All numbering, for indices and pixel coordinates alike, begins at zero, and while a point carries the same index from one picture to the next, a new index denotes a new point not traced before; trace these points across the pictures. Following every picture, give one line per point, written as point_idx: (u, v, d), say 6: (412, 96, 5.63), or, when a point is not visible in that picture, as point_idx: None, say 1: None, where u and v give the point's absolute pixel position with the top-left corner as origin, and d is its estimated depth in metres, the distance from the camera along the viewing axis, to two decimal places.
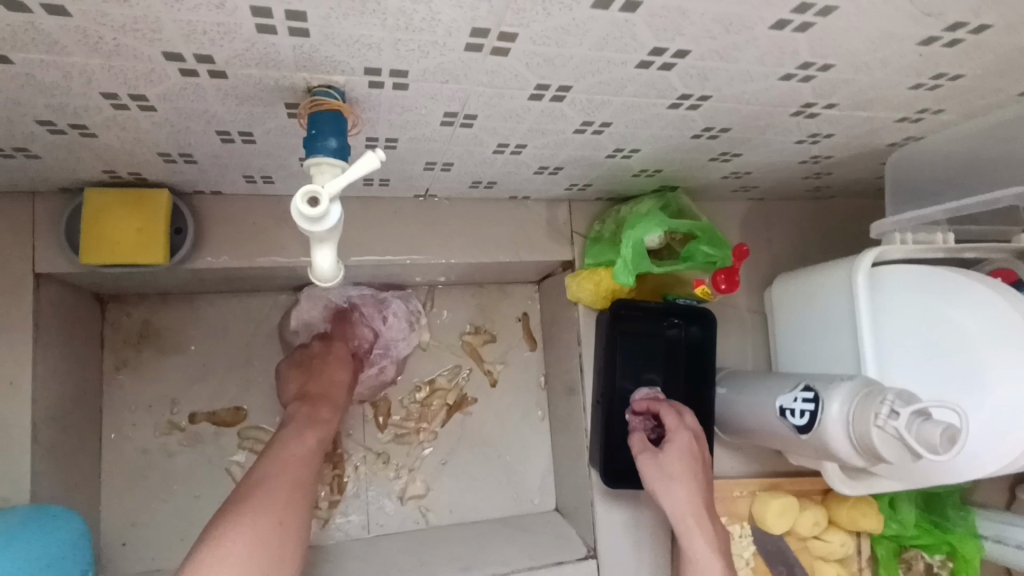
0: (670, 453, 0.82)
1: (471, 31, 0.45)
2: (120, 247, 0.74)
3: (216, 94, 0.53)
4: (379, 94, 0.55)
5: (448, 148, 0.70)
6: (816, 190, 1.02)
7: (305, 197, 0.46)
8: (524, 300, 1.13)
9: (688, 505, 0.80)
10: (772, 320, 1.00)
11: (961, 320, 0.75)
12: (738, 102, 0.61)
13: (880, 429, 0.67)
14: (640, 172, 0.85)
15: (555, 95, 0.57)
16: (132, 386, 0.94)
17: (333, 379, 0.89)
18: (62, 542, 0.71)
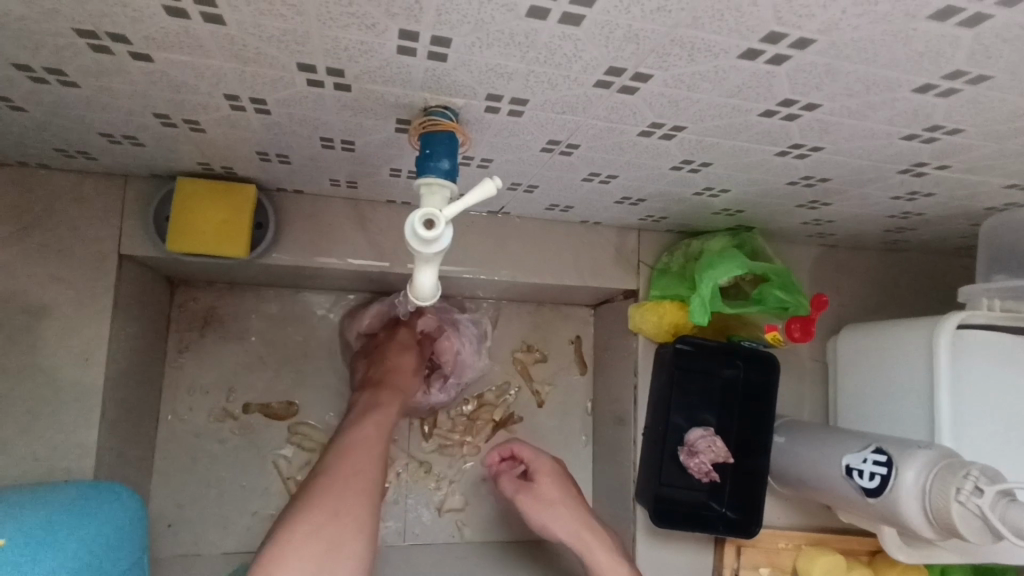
0: (542, 487, 0.90)
1: (607, 69, 0.44)
2: (205, 238, 0.75)
3: (334, 104, 0.53)
4: (492, 119, 0.55)
5: (539, 172, 0.70)
6: (893, 243, 0.99)
7: (421, 219, 0.46)
8: (579, 323, 1.12)
9: (586, 532, 0.86)
10: (835, 372, 0.97)
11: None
12: (849, 156, 0.60)
13: (960, 505, 0.64)
14: (722, 211, 0.84)
15: (666, 134, 0.56)
16: (191, 370, 0.95)
17: (397, 374, 0.89)
18: (122, 525, 0.68)
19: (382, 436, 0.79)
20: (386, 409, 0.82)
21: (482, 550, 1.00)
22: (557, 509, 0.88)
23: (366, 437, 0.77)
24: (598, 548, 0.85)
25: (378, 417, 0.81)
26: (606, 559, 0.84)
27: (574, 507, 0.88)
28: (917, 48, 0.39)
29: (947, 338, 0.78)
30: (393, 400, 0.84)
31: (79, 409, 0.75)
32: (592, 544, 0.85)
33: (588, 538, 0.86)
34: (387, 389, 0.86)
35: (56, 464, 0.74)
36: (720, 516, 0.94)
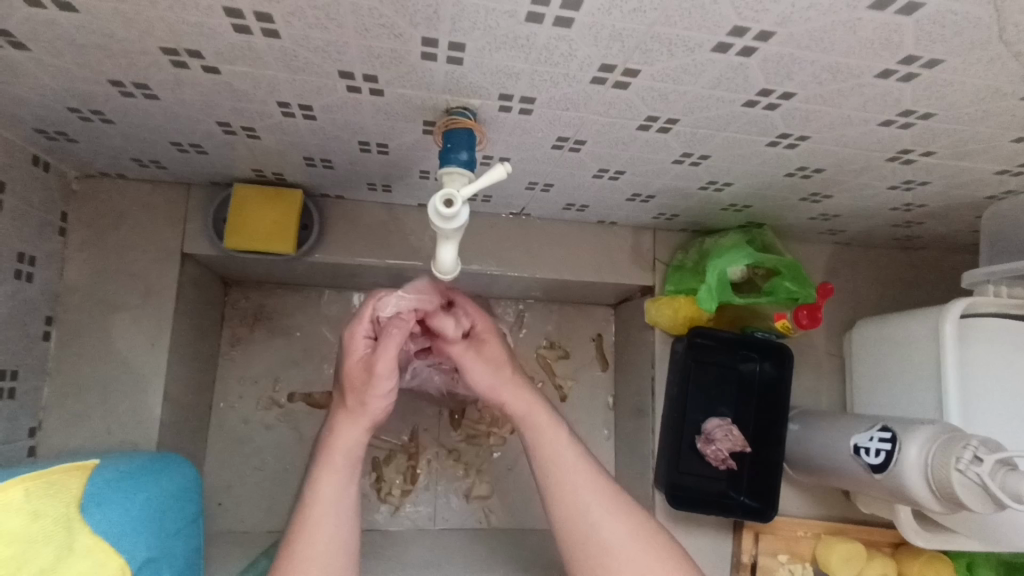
0: (487, 349, 0.77)
1: (600, 66, 0.51)
2: (258, 236, 0.84)
3: (370, 109, 0.62)
4: (505, 117, 0.62)
5: (553, 170, 0.77)
6: (905, 239, 1.02)
7: (442, 199, 0.53)
8: (600, 321, 1.18)
9: (533, 408, 0.77)
10: (850, 363, 1.00)
11: None
12: (835, 144, 0.65)
13: (960, 473, 0.67)
14: (729, 206, 0.89)
15: (662, 127, 0.63)
16: (241, 362, 1.04)
17: (340, 427, 0.73)
18: (184, 489, 0.76)
19: (336, 505, 0.72)
20: (330, 479, 0.73)
21: (506, 535, 1.05)
22: (501, 385, 0.77)
23: (314, 513, 0.71)
24: (540, 414, 0.77)
25: (326, 487, 0.72)
26: (547, 430, 0.76)
27: (514, 374, 0.78)
28: (868, 36, 0.45)
29: (952, 324, 0.81)
30: (338, 453, 0.73)
31: (145, 388, 0.84)
32: (535, 417, 0.77)
33: (534, 407, 0.77)
34: (329, 450, 0.73)
35: (125, 437, 0.83)
36: (737, 503, 0.97)
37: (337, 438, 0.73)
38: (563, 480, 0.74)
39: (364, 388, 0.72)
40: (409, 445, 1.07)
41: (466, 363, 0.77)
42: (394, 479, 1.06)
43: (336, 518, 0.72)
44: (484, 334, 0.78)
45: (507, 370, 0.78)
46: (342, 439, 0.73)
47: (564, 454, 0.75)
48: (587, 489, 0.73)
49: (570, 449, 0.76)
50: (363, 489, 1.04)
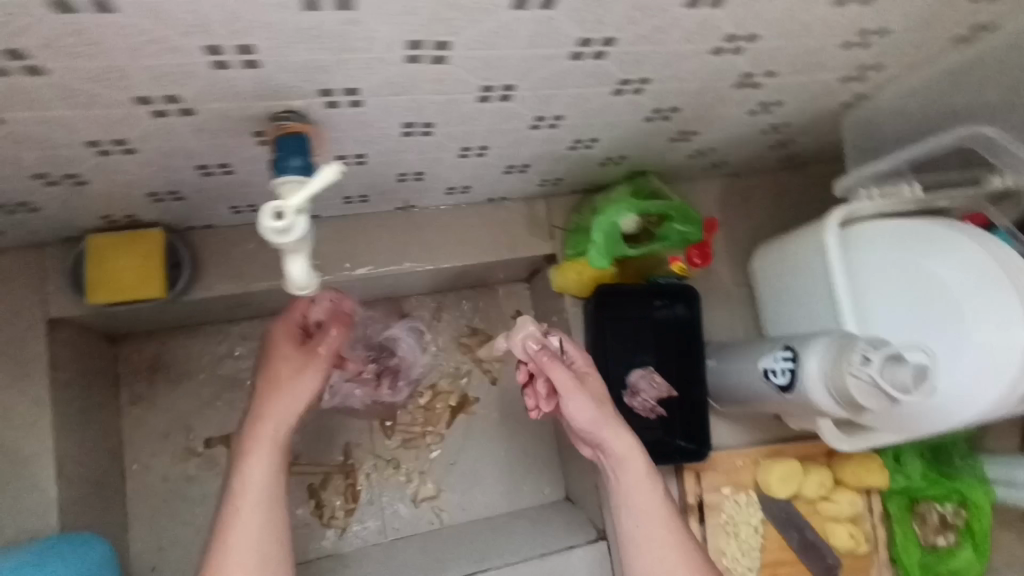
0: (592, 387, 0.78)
1: (407, 44, 0.49)
2: (122, 285, 0.78)
3: (189, 130, 0.58)
4: (338, 114, 0.59)
5: (416, 158, 0.74)
6: (786, 160, 1.04)
7: (271, 213, 0.50)
8: (518, 298, 1.16)
9: (629, 454, 0.76)
10: (757, 289, 1.02)
11: (935, 270, 0.79)
12: (678, 82, 0.65)
13: (855, 377, 0.69)
14: (606, 160, 0.88)
15: (502, 96, 0.61)
16: (148, 418, 0.98)
17: (265, 403, 0.72)
18: (80, 568, 0.70)
19: (269, 492, 0.70)
20: (260, 466, 0.70)
21: (461, 530, 1.04)
22: (604, 421, 0.76)
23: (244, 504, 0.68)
24: (640, 462, 0.76)
25: (256, 465, 0.70)
26: (642, 479, 0.76)
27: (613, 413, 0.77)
28: None
29: (833, 234, 0.84)
30: (264, 435, 0.71)
31: (33, 471, 0.78)
32: (626, 467, 0.76)
33: (634, 453, 0.76)
34: (256, 429, 0.71)
35: (22, 528, 0.77)
36: (674, 448, 0.98)
37: (263, 426, 0.71)
38: (644, 531, 0.74)
39: (295, 368, 0.74)
40: (344, 464, 1.04)
41: (575, 400, 0.75)
42: (335, 500, 1.03)
43: (270, 512, 0.69)
44: (584, 373, 0.80)
45: (607, 409, 0.77)
46: (270, 427, 0.71)
47: (653, 505, 0.75)
48: (664, 539, 0.74)
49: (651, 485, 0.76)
50: (304, 519, 1.01)
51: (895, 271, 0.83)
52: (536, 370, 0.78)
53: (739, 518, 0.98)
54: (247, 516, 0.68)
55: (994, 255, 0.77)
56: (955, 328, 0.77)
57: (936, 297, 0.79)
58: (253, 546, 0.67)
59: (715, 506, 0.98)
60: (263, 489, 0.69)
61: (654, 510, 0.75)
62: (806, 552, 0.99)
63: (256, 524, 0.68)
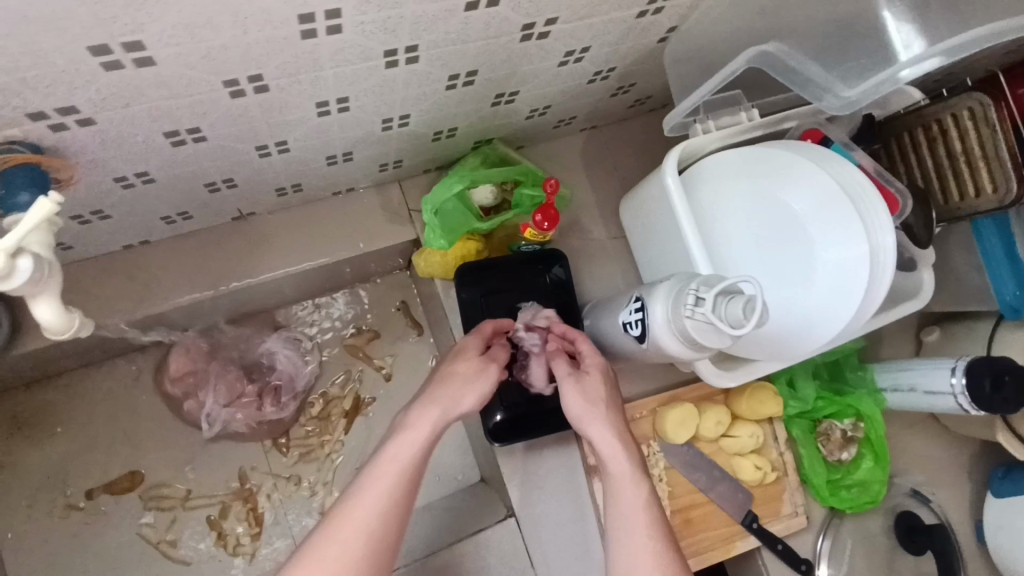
0: (590, 380, 0.79)
1: (88, 50, 0.44)
2: None
3: None
4: (72, 136, 0.54)
5: (213, 165, 0.70)
6: (639, 104, 1.02)
7: None
8: (400, 288, 1.13)
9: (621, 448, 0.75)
10: (629, 239, 1.01)
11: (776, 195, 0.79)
12: (454, 44, 0.61)
13: (692, 319, 0.67)
14: (437, 135, 0.84)
15: (256, 88, 0.56)
16: (18, 480, 0.93)
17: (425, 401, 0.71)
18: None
19: (388, 502, 0.65)
20: (406, 452, 0.68)
21: None
22: (591, 419, 0.76)
23: (369, 502, 0.64)
24: (625, 460, 0.75)
25: (394, 466, 0.67)
26: (627, 481, 0.74)
27: (609, 411, 0.78)
28: None
29: (673, 176, 0.81)
30: (424, 423, 0.69)
31: None
32: (615, 466, 0.75)
33: (620, 452, 0.75)
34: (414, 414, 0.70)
35: None
36: None
37: (427, 410, 0.71)
38: (620, 533, 0.72)
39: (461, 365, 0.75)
40: (241, 489, 1.00)
41: (564, 388, 0.78)
42: (236, 528, 0.99)
43: (386, 511, 0.64)
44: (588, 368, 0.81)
45: (604, 406, 0.77)
46: (433, 414, 0.70)
47: (635, 509, 0.73)
48: (642, 543, 0.71)
49: (639, 479, 0.74)
50: (207, 553, 0.97)
51: (742, 204, 0.82)
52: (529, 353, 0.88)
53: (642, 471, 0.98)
54: (371, 494, 0.65)
55: (828, 170, 0.77)
56: (802, 248, 0.78)
57: (781, 222, 0.79)
58: None
59: None
60: (394, 487, 0.66)
61: (639, 515, 0.73)
62: (715, 491, 0.99)
63: (377, 524, 0.63)
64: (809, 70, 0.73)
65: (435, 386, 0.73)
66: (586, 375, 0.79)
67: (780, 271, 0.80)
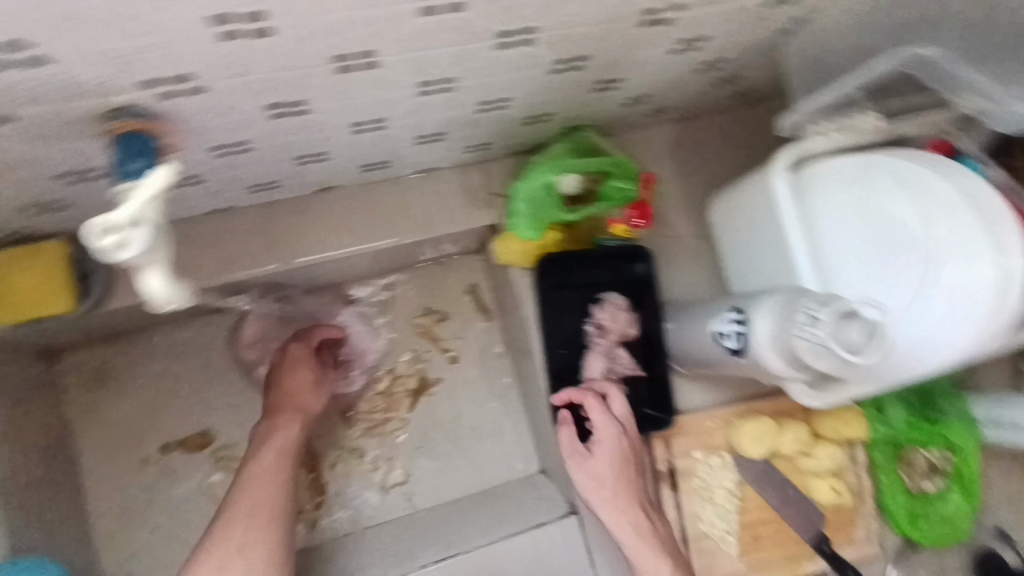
0: (598, 459, 0.87)
1: (209, 19, 0.42)
2: (25, 303, 0.74)
3: (21, 139, 0.52)
4: (183, 104, 0.53)
5: (307, 139, 0.68)
6: (741, 95, 0.95)
7: (101, 229, 0.46)
8: (471, 270, 1.11)
9: (626, 520, 0.84)
10: (716, 241, 0.95)
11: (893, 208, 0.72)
12: (570, 27, 0.57)
13: (804, 340, 0.64)
14: (530, 119, 0.81)
15: (365, 65, 0.54)
16: (99, 429, 0.97)
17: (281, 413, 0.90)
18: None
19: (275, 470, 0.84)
20: (271, 445, 0.87)
21: (432, 512, 1.02)
22: (604, 502, 0.85)
23: (257, 473, 0.83)
24: (641, 540, 0.83)
25: (263, 451, 0.86)
26: (646, 555, 0.82)
27: (621, 485, 0.86)
28: None
29: (782, 177, 0.77)
30: (289, 424, 0.89)
31: None
32: (635, 543, 0.83)
33: (631, 531, 0.83)
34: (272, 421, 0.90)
35: None
36: (641, 416, 0.94)
37: (287, 422, 0.89)
38: None
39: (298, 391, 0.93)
40: (307, 458, 1.02)
41: (576, 474, 0.87)
42: (301, 495, 1.02)
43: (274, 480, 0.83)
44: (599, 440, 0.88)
45: (617, 483, 0.86)
46: (290, 427, 0.89)
47: None
48: None
49: (651, 548, 0.83)
50: None
51: (858, 214, 0.75)
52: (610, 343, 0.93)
53: (712, 483, 0.94)
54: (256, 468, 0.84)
55: (957, 184, 0.69)
56: (916, 269, 0.71)
57: (896, 238, 0.72)
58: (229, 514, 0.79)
59: (686, 471, 0.94)
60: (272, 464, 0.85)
61: None
62: (786, 510, 0.95)
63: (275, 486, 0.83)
64: (972, 78, 0.68)
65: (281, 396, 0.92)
66: (592, 454, 0.87)
67: (896, 295, 0.72)
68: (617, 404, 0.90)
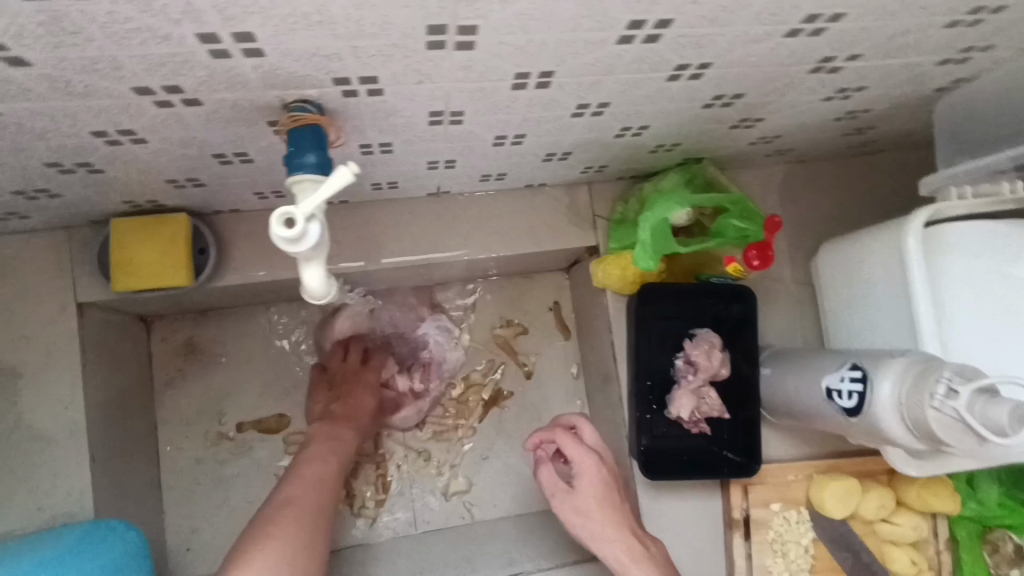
0: (582, 495, 0.81)
1: (427, 29, 0.42)
2: (146, 273, 0.76)
3: (199, 120, 0.53)
4: (357, 103, 0.53)
5: (447, 146, 0.68)
6: (862, 146, 0.93)
7: (281, 220, 0.46)
8: (556, 288, 1.10)
9: (623, 554, 0.79)
10: (818, 289, 0.93)
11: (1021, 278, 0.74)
12: (744, 66, 0.56)
13: (937, 411, 0.61)
14: (657, 148, 0.80)
15: (539, 82, 0.54)
16: (181, 400, 0.99)
17: (341, 424, 0.92)
18: (100, 567, 0.69)
19: (329, 472, 0.83)
20: (329, 448, 0.87)
21: (492, 526, 1.02)
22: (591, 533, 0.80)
23: (314, 470, 0.82)
24: (638, 571, 0.78)
25: (317, 452, 0.85)
26: None
27: (607, 512, 0.81)
28: None
29: (915, 238, 0.73)
30: (348, 436, 0.90)
31: (66, 455, 0.78)
32: (631, 572, 0.78)
33: (627, 561, 0.79)
34: (327, 428, 0.90)
35: (57, 510, 0.78)
36: (721, 459, 0.92)
37: (347, 433, 0.91)
38: None
39: (354, 408, 0.95)
40: (375, 454, 1.03)
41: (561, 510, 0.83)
42: (365, 491, 1.02)
43: (327, 479, 0.82)
44: (580, 471, 0.82)
45: (607, 509, 0.81)
46: (348, 437, 0.90)
47: None
48: None
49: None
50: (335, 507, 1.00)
51: (1006, 291, 0.74)
52: (699, 384, 0.90)
53: (788, 537, 0.92)
54: (314, 465, 0.83)
55: None
56: None
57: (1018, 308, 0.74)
58: (282, 499, 0.76)
59: (762, 522, 0.92)
60: (328, 467, 0.83)
61: None
62: None
63: (327, 487, 0.80)
64: None
65: (343, 407, 0.95)
66: (576, 491, 0.82)
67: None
68: (587, 433, 0.85)
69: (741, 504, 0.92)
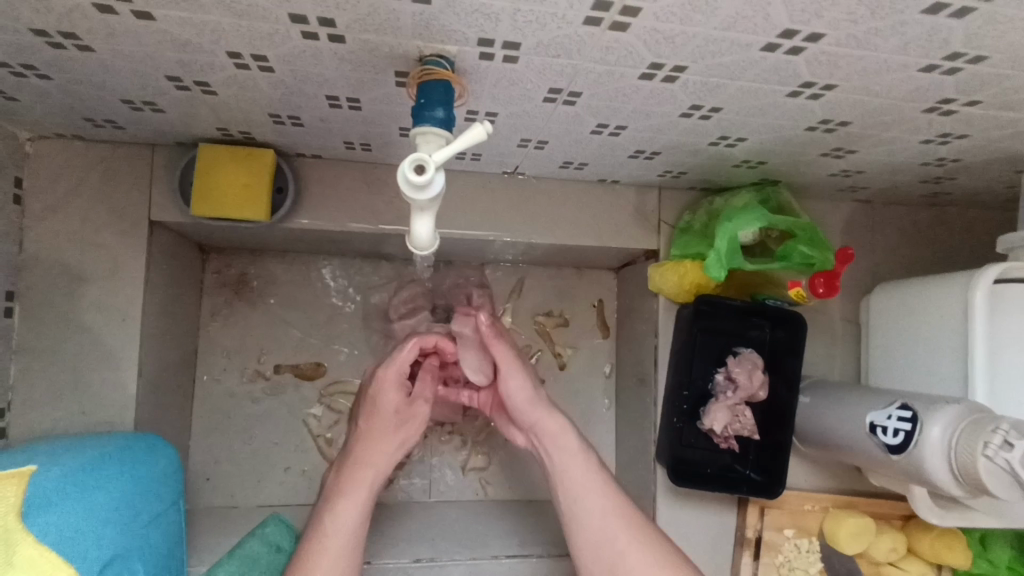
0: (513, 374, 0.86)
1: (594, 3, 0.44)
2: (228, 201, 0.77)
3: (333, 59, 0.54)
4: (488, 67, 0.54)
5: (547, 126, 0.70)
6: (933, 196, 0.94)
7: (413, 164, 0.47)
8: (602, 286, 1.11)
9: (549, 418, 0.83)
10: (866, 329, 0.94)
11: None
12: (866, 95, 0.57)
13: (987, 459, 0.62)
14: (742, 163, 0.81)
15: (667, 76, 0.55)
16: (224, 333, 1.00)
17: (352, 479, 0.78)
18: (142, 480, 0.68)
19: (349, 529, 0.75)
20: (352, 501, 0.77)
21: (504, 507, 1.03)
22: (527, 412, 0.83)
23: (334, 534, 0.74)
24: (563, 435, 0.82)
25: (340, 509, 0.76)
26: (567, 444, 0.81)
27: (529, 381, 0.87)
28: None
29: (984, 292, 0.74)
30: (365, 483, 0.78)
31: (115, 364, 0.80)
32: (556, 432, 0.82)
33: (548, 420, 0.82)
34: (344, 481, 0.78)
35: (100, 417, 0.79)
36: (744, 478, 0.92)
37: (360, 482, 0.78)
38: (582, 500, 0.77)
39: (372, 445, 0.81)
40: None
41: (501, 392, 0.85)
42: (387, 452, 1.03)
43: (348, 542, 0.75)
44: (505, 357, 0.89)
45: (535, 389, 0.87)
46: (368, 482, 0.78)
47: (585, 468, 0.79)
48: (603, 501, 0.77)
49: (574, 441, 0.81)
50: None
51: None
52: (736, 402, 0.90)
53: (796, 563, 0.93)
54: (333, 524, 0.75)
55: None
56: None
57: None
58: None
59: (773, 545, 0.93)
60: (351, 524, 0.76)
61: (595, 480, 0.79)
62: None
63: (349, 549, 0.75)
64: None
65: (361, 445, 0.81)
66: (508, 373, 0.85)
67: None
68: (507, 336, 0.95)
69: (758, 525, 0.93)
